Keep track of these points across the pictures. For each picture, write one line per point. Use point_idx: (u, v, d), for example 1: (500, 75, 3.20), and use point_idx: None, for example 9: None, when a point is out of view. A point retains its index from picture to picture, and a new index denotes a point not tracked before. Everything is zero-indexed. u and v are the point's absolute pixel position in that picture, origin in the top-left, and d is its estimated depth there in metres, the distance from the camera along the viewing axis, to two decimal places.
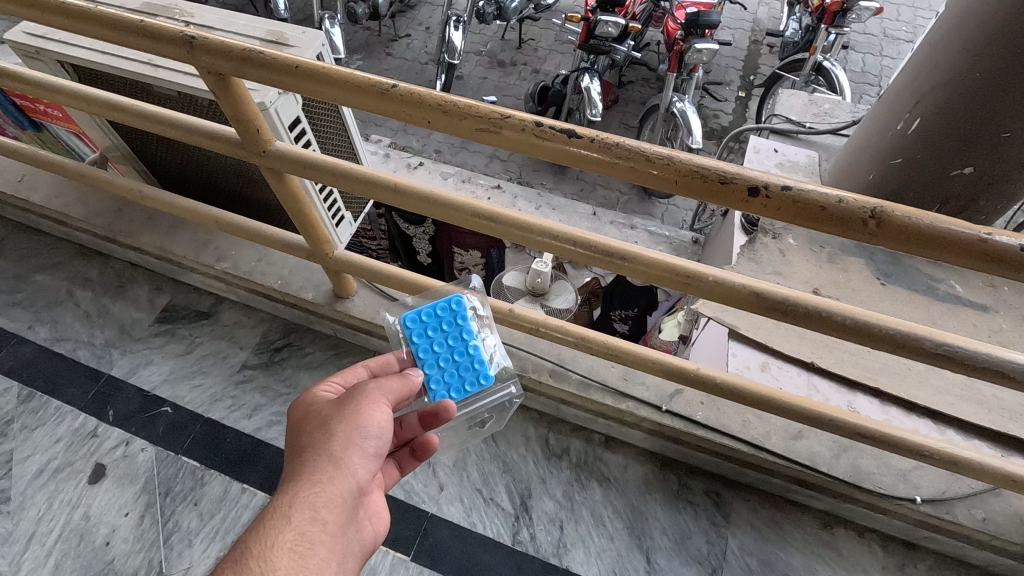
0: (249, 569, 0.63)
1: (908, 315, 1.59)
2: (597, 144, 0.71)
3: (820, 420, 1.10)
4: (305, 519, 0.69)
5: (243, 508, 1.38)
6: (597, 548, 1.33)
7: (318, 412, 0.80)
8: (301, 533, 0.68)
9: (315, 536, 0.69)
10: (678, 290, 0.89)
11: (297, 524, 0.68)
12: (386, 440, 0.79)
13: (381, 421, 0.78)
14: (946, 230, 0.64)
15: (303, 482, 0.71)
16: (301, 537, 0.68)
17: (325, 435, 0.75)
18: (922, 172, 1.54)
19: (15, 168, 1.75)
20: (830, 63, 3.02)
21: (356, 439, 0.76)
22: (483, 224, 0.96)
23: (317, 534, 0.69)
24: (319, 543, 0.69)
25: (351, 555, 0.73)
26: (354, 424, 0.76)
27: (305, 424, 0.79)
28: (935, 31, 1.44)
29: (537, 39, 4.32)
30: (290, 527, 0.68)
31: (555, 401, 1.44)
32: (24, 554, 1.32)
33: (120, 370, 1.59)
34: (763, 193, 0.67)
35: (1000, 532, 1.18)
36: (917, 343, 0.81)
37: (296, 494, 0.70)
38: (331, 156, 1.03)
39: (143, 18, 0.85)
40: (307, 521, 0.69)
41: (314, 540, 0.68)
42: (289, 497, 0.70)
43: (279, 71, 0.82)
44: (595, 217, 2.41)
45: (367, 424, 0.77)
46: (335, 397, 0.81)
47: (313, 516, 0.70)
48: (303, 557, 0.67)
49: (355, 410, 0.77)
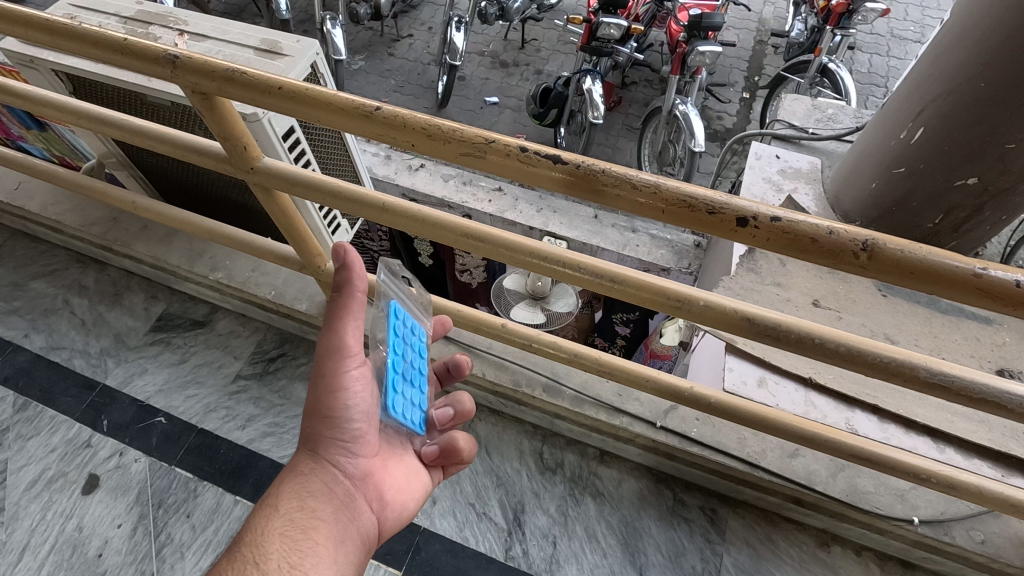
0: (244, 554, 0.69)
1: (910, 328, 1.56)
2: (582, 170, 0.69)
3: (816, 441, 1.08)
4: (295, 507, 0.75)
5: (235, 521, 1.38)
6: (590, 564, 1.32)
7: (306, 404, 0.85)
8: (290, 519, 0.74)
9: (306, 521, 0.74)
10: (670, 314, 0.88)
11: (286, 512, 0.75)
12: (366, 425, 0.81)
13: (357, 402, 0.80)
14: (938, 264, 0.62)
15: (288, 475, 0.78)
16: (292, 523, 0.73)
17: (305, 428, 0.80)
18: (924, 182, 1.51)
19: (13, 174, 1.75)
20: (835, 65, 2.94)
21: (336, 427, 0.79)
22: (472, 243, 0.95)
23: (308, 520, 0.74)
24: (311, 527, 0.74)
25: (354, 539, 0.78)
26: (330, 414, 0.79)
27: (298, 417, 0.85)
28: (941, 39, 1.40)
29: (540, 40, 4.30)
30: (280, 515, 0.74)
31: (549, 415, 1.43)
32: (17, 565, 1.33)
33: (115, 380, 1.59)
34: (751, 223, 0.65)
35: (999, 555, 1.16)
36: (913, 372, 0.80)
37: (284, 486, 0.77)
38: (319, 173, 1.01)
39: (126, 36, 0.84)
40: (295, 508, 0.75)
41: (305, 526, 0.74)
42: (278, 489, 0.77)
43: (262, 91, 0.80)
44: (596, 220, 2.38)
45: (342, 410, 0.79)
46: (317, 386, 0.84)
47: (300, 503, 0.75)
48: (295, 540, 0.72)
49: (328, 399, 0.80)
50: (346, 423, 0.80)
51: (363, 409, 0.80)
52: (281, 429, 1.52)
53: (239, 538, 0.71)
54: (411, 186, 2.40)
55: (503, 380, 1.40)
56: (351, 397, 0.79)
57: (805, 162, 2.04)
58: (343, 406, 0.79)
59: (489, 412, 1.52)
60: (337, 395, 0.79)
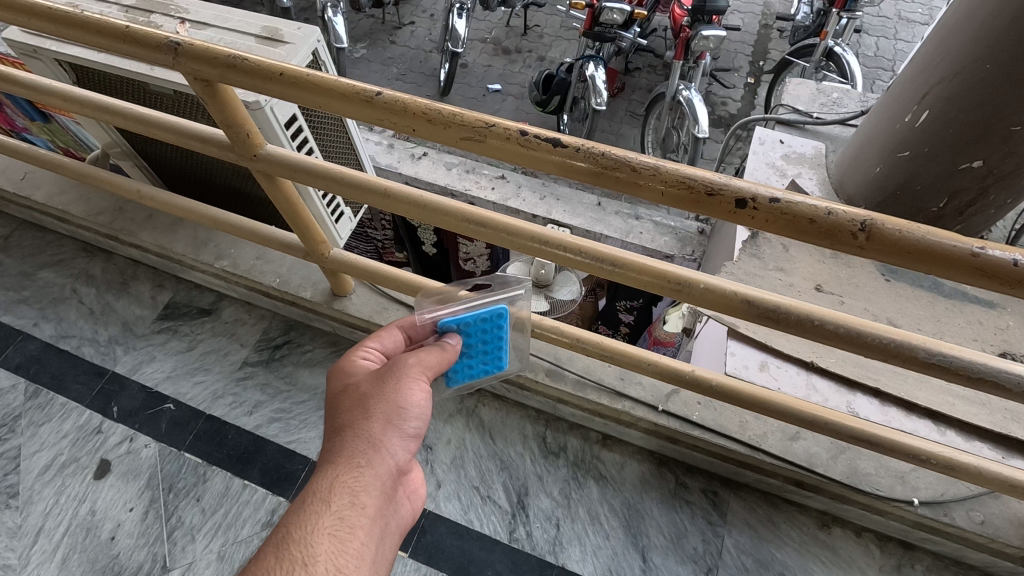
0: (293, 555, 0.65)
1: (912, 313, 1.56)
2: (582, 153, 0.69)
3: (816, 423, 1.09)
4: (345, 503, 0.70)
5: (244, 504, 1.40)
6: (593, 546, 1.34)
7: (358, 389, 0.80)
8: (340, 516, 0.69)
9: (355, 519, 0.70)
10: (670, 297, 0.88)
11: (336, 509, 0.70)
12: (425, 425, 0.79)
13: (421, 407, 0.78)
14: (936, 243, 0.62)
15: (340, 466, 0.73)
16: (341, 521, 0.69)
17: (364, 416, 0.76)
18: (930, 165, 1.50)
19: (19, 165, 1.77)
20: (840, 49, 2.90)
21: (394, 426, 0.76)
22: (473, 229, 0.95)
23: (357, 518, 0.70)
24: (358, 525, 0.70)
25: (392, 536, 0.75)
26: (392, 410, 0.76)
27: (343, 401, 0.80)
28: (947, 21, 1.39)
29: (543, 26, 4.26)
30: (330, 512, 0.69)
31: (552, 400, 1.44)
32: (32, 547, 1.36)
33: (123, 367, 1.61)
34: (750, 205, 0.66)
35: (998, 535, 1.17)
36: (911, 353, 0.80)
37: (335, 479, 0.72)
38: (321, 159, 1.02)
39: (128, 24, 0.84)
40: (347, 505, 0.70)
41: (354, 524, 0.70)
42: (328, 482, 0.72)
43: (263, 77, 0.81)
44: (600, 207, 2.39)
45: (404, 411, 0.77)
46: (372, 375, 0.81)
47: (351, 499, 0.71)
48: (343, 540, 0.68)
49: (392, 394, 0.77)
50: (407, 421, 0.77)
51: (425, 410, 0.79)
52: (288, 414, 1.53)
53: (283, 534, 0.67)
54: (414, 175, 2.41)
55: None
56: (416, 402, 0.78)
57: (809, 147, 2.03)
58: (408, 404, 0.76)
59: (493, 397, 1.54)
60: (405, 395, 0.77)
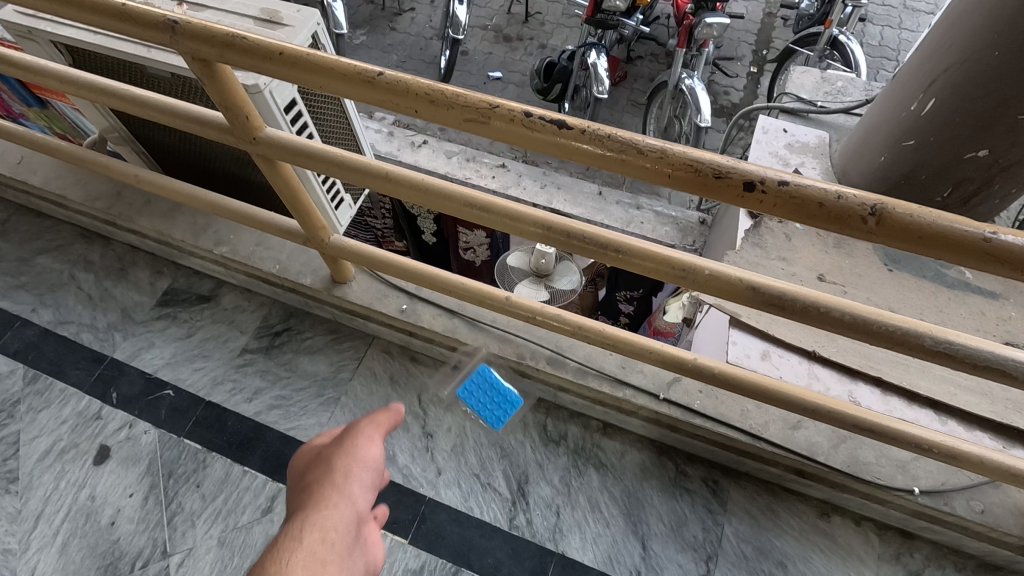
0: None
1: (914, 303, 1.56)
2: (588, 135, 0.68)
3: (818, 412, 1.09)
4: (314, 540, 0.63)
5: (244, 491, 1.40)
6: (593, 534, 1.34)
7: (316, 454, 0.77)
8: (309, 556, 0.61)
9: (324, 560, 0.61)
10: (673, 283, 0.88)
11: (305, 547, 0.62)
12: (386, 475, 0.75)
13: (380, 457, 0.75)
14: (947, 228, 0.61)
15: (305, 510, 0.66)
16: (309, 562, 0.61)
17: (324, 469, 0.72)
18: (935, 154, 1.48)
19: (15, 149, 1.75)
20: (845, 37, 2.87)
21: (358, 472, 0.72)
22: (475, 213, 0.94)
23: (327, 562, 0.61)
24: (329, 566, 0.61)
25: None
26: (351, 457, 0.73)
27: (301, 469, 0.75)
28: (956, 7, 1.36)
29: (544, 13, 4.22)
30: (298, 551, 0.61)
31: (552, 388, 1.44)
32: (32, 532, 1.36)
33: (122, 353, 1.60)
34: (759, 188, 0.65)
35: (998, 525, 1.17)
36: (917, 340, 0.80)
37: (299, 521, 0.65)
38: (321, 143, 1.01)
39: (123, 2, 0.82)
40: (315, 543, 0.63)
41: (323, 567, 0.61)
42: (292, 527, 0.64)
43: (262, 57, 0.79)
44: (600, 197, 2.38)
45: (364, 460, 0.73)
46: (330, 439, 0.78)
47: (319, 536, 0.63)
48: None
49: (351, 446, 0.75)
50: (369, 466, 0.74)
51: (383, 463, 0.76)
52: (288, 401, 1.53)
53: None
54: (414, 163, 2.39)
55: (506, 354, 1.40)
56: (374, 451, 0.75)
57: (812, 136, 2.02)
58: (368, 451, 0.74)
59: None
60: (364, 444, 0.75)
